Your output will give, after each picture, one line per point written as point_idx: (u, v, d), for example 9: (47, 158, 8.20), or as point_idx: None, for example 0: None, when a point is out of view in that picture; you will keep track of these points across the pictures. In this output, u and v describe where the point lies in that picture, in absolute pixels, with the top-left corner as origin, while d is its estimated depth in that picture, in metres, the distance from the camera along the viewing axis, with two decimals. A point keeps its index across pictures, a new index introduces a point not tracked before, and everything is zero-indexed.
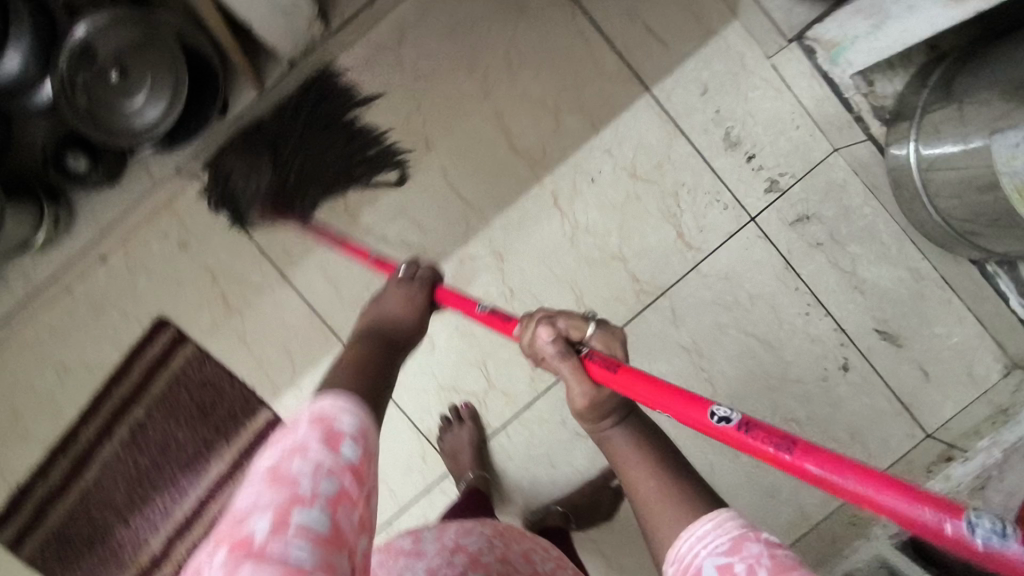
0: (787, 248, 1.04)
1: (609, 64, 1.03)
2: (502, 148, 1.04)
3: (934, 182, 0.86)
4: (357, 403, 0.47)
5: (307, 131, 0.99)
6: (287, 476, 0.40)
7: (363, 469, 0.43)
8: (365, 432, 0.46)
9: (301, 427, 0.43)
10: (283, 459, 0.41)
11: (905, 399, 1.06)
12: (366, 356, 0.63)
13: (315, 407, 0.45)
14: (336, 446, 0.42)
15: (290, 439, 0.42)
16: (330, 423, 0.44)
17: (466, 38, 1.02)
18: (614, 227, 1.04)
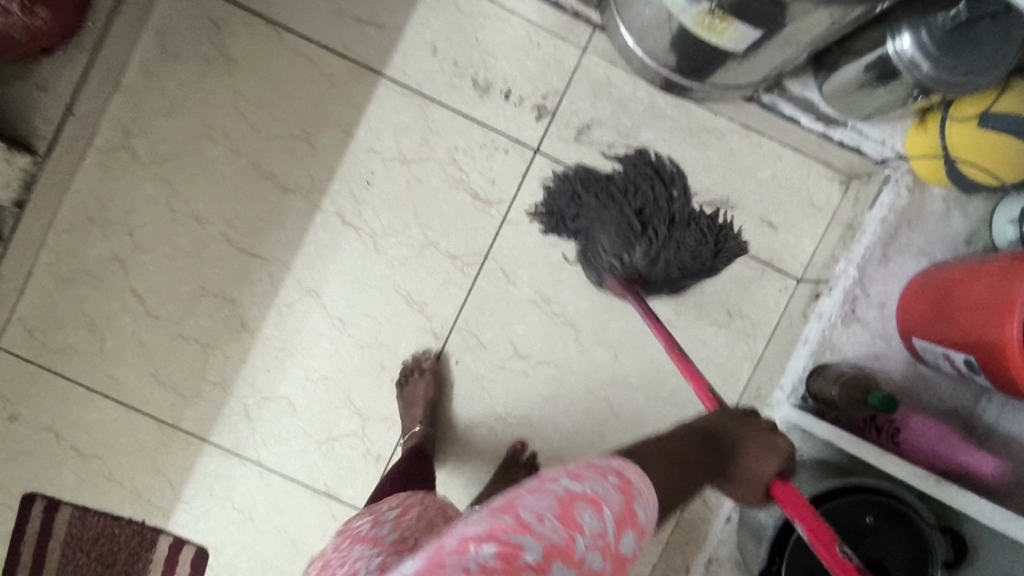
0: (582, 163, 1.00)
1: (334, 67, 0.99)
2: (271, 191, 1.00)
3: (650, 47, 0.85)
4: (650, 488, 0.59)
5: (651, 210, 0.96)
6: (575, 521, 0.51)
7: (626, 559, 0.54)
8: (640, 529, 0.56)
9: (611, 488, 0.55)
10: (582, 500, 0.52)
11: (764, 255, 1.00)
12: (692, 450, 0.68)
13: (628, 476, 0.57)
14: (622, 524, 0.53)
15: (598, 486, 0.54)
16: (628, 502, 0.55)
17: (188, 105, 0.99)
18: (411, 218, 1.00)
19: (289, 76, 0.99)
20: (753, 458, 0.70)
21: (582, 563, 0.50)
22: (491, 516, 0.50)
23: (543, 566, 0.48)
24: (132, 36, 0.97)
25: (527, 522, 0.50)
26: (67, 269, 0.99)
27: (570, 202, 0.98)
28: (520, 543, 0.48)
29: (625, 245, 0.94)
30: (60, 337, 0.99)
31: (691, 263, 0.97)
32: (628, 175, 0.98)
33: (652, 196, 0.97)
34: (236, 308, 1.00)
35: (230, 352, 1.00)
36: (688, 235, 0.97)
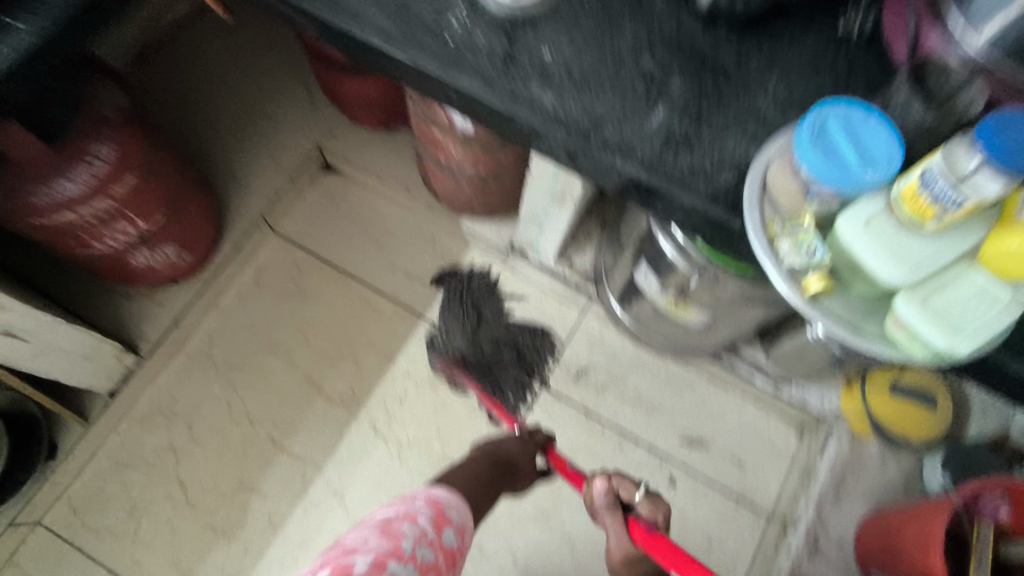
0: (581, 400, 1.20)
1: (387, 309, 1.25)
2: (317, 401, 1.18)
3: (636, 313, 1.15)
4: (456, 497, 0.81)
5: (506, 331, 1.22)
6: (397, 531, 0.71)
7: (450, 549, 0.74)
8: (454, 528, 0.77)
9: (422, 504, 0.76)
10: (398, 520, 0.73)
11: (737, 491, 1.14)
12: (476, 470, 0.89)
13: (434, 494, 0.79)
14: (436, 523, 0.74)
15: (409, 507, 0.76)
16: (437, 510, 0.77)
17: (265, 328, 1.22)
18: (432, 433, 1.17)
19: (350, 312, 1.25)
20: (517, 446, 0.95)
21: (413, 557, 0.69)
22: (332, 555, 0.69)
23: (376, 568, 0.66)
24: (234, 273, 1.24)
25: (356, 548, 0.69)
26: (126, 454, 1.12)
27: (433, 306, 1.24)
28: (350, 561, 0.67)
29: (450, 322, 1.21)
30: (100, 518, 1.09)
31: (494, 369, 1.18)
32: (472, 280, 1.26)
33: (488, 297, 1.24)
34: (265, 502, 1.11)
35: (251, 545, 1.09)
36: (501, 352, 1.19)
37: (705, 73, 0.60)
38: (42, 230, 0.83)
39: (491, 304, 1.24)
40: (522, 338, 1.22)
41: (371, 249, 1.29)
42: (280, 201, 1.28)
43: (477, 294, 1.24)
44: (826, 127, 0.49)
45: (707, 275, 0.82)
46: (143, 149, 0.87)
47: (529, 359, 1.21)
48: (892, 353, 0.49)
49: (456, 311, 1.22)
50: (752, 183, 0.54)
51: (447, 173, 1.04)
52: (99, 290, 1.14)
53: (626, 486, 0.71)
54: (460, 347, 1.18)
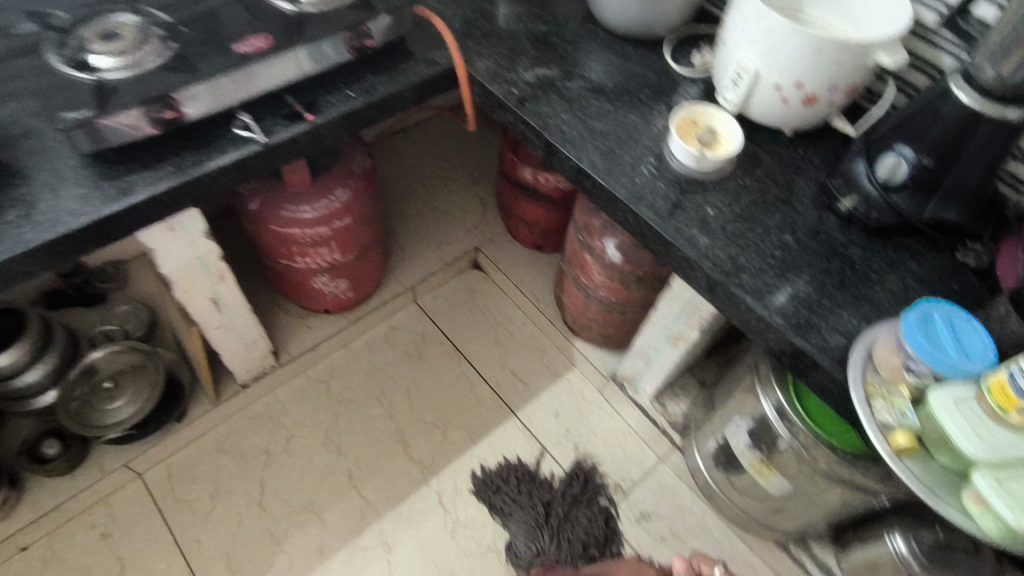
0: (637, 542, 1.21)
1: (485, 396, 1.37)
2: (399, 454, 1.29)
3: (716, 475, 1.19)
4: None
5: (568, 496, 1.24)
6: None
7: None
8: None
9: None
10: None
11: None
12: None
13: None
14: None
15: None
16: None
17: (381, 378, 1.38)
18: (489, 522, 1.22)
19: (453, 388, 1.38)
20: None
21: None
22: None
23: None
24: (372, 324, 1.43)
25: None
26: (230, 444, 1.26)
27: (488, 494, 1.24)
28: None
29: (516, 524, 1.21)
30: (186, 490, 1.20)
31: (591, 543, 1.19)
32: (505, 474, 1.26)
33: (529, 475, 1.27)
34: (323, 530, 1.19)
35: (297, 564, 1.15)
36: (578, 515, 1.22)
37: (835, 258, 0.73)
38: (273, 236, 1.06)
39: (539, 480, 1.26)
40: (589, 491, 1.25)
41: (489, 341, 1.45)
42: (430, 280, 1.49)
43: (523, 473, 1.27)
44: (931, 316, 0.59)
45: (798, 440, 0.88)
46: (363, 202, 1.10)
47: (604, 507, 1.24)
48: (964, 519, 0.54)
49: (517, 502, 1.23)
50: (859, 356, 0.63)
51: (582, 293, 1.21)
52: (269, 303, 1.37)
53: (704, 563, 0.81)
54: (556, 555, 1.17)
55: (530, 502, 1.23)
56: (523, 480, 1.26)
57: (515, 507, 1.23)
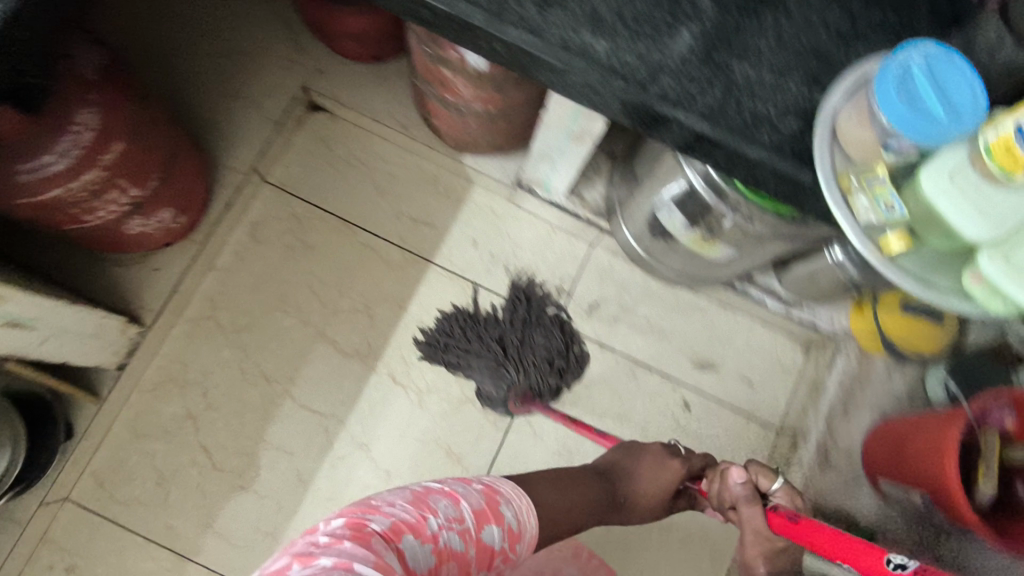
0: (595, 334, 1.22)
1: (394, 256, 1.22)
2: (333, 355, 1.17)
3: (653, 248, 1.16)
4: (510, 497, 0.75)
5: (518, 323, 1.19)
6: (427, 504, 0.68)
7: (487, 549, 0.70)
8: (503, 528, 0.72)
9: (472, 487, 0.73)
10: (437, 493, 0.70)
11: (747, 409, 1.22)
12: (591, 492, 0.88)
13: (486, 488, 0.74)
14: (480, 520, 0.70)
15: (458, 488, 0.72)
16: (489, 503, 0.72)
17: (271, 285, 1.18)
18: (453, 378, 1.18)
19: (355, 262, 1.21)
20: (646, 478, 0.94)
21: (436, 535, 0.66)
22: (292, 544, 0.60)
23: (393, 534, 0.63)
24: (229, 229, 1.18)
25: (381, 510, 0.65)
26: (144, 424, 1.11)
27: (440, 353, 1.17)
28: (368, 518, 0.63)
29: (477, 370, 1.16)
30: (126, 490, 1.08)
31: (554, 356, 1.18)
32: (448, 327, 1.18)
33: (473, 319, 1.19)
34: (293, 459, 1.12)
35: (284, 502, 1.10)
36: (535, 337, 1.18)
37: (764, 11, 0.57)
38: (28, 210, 0.76)
39: (485, 319, 1.19)
40: (535, 307, 1.21)
41: (371, 194, 1.24)
42: (268, 151, 1.20)
43: (467, 319, 1.19)
44: (911, 71, 0.48)
45: (743, 216, 0.83)
46: (126, 112, 0.79)
47: (556, 318, 1.20)
48: (954, 299, 0.53)
49: (471, 349, 1.17)
50: (825, 145, 0.52)
51: (455, 112, 0.99)
52: (91, 261, 1.09)
53: (766, 477, 0.85)
54: (529, 383, 1.16)
55: (484, 343, 1.17)
56: (468, 328, 1.18)
57: (471, 354, 1.17)
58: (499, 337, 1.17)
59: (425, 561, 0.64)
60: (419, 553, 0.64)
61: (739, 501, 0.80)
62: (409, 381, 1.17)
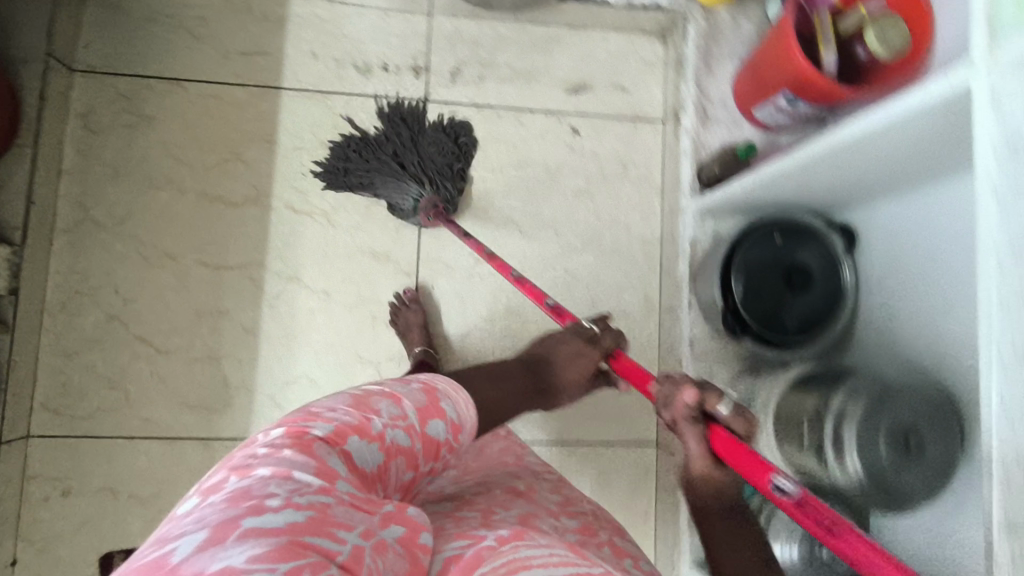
0: (466, 96, 1.22)
1: (240, 96, 1.17)
2: (225, 210, 1.15)
3: None
4: (458, 392, 0.69)
5: (409, 137, 1.15)
6: (370, 407, 0.60)
7: (435, 446, 0.63)
8: (451, 424, 0.65)
9: (414, 387, 0.65)
10: (378, 396, 0.62)
11: (630, 112, 1.26)
12: (519, 382, 0.82)
13: (431, 386, 0.67)
14: (425, 417, 0.63)
15: (400, 390, 0.64)
16: (432, 398, 0.65)
17: (132, 170, 1.14)
18: (349, 188, 1.18)
19: (204, 116, 1.16)
20: (568, 366, 0.89)
21: (380, 437, 0.58)
22: (226, 460, 0.53)
23: (335, 438, 0.55)
24: (59, 130, 1.11)
25: (316, 416, 0.57)
26: (70, 344, 1.10)
27: (341, 178, 1.14)
28: (308, 425, 0.55)
29: (375, 180, 1.13)
30: (85, 406, 1.10)
31: (453, 159, 1.15)
32: (342, 152, 1.14)
33: (366, 138, 1.14)
34: (232, 316, 1.14)
35: (241, 356, 1.14)
36: (429, 147, 1.14)
37: None
38: None
39: (376, 138, 1.15)
40: (413, 124, 1.16)
41: (188, 42, 1.17)
42: (62, 30, 1.09)
43: (358, 142, 1.14)
44: None
45: None
46: None
47: (447, 130, 1.17)
48: None
49: (369, 166, 1.13)
50: None
51: None
52: None
53: (714, 398, 0.66)
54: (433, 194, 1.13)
55: (375, 158, 1.13)
56: (363, 148, 1.14)
57: (371, 171, 1.13)
58: (395, 148, 1.14)
59: (372, 460, 0.57)
60: (365, 453, 0.57)
61: (681, 429, 0.68)
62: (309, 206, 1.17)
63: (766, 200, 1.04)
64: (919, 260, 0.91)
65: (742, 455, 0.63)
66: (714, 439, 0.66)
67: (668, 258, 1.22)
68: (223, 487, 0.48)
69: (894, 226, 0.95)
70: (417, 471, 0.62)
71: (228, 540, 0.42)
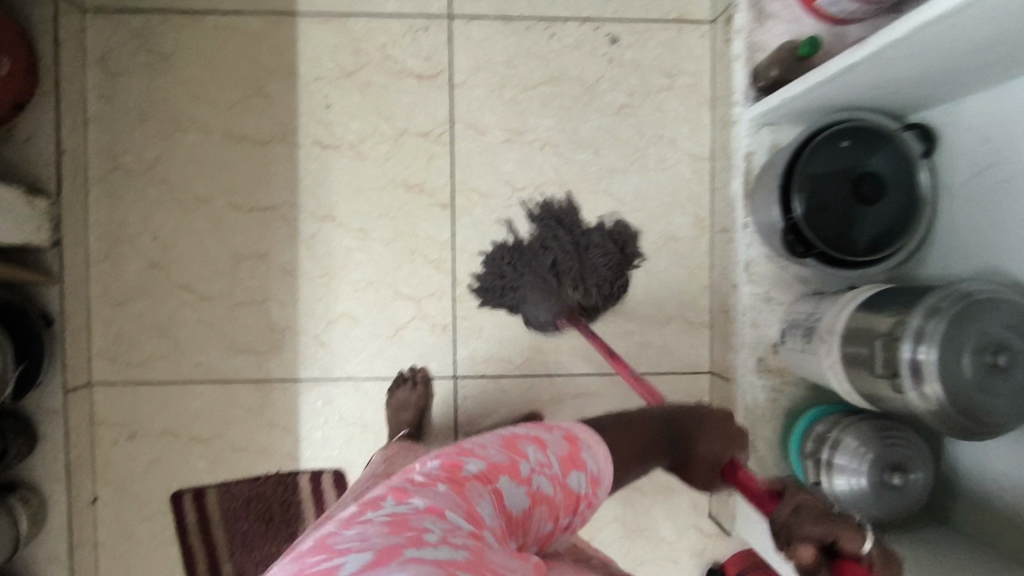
0: (493, 8, 1.13)
1: (255, 25, 1.11)
2: (252, 151, 1.12)
3: None
4: (599, 446, 0.70)
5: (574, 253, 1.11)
6: (518, 449, 0.65)
7: (574, 496, 0.66)
8: (592, 476, 0.67)
9: (557, 433, 0.69)
10: (528, 440, 0.66)
11: (674, 14, 1.15)
12: (649, 435, 0.76)
13: (574, 434, 0.69)
14: (568, 467, 0.66)
15: (547, 436, 0.68)
16: (574, 444, 0.68)
17: (156, 112, 1.10)
18: (377, 119, 1.12)
19: (221, 51, 1.11)
20: (705, 442, 0.76)
21: (523, 484, 0.62)
22: (391, 479, 0.60)
23: (484, 477, 0.60)
24: (80, 76, 1.08)
25: (468, 457, 0.62)
26: (118, 293, 1.11)
27: (495, 295, 1.13)
28: (464, 460, 0.62)
29: (540, 306, 1.08)
30: (140, 352, 1.12)
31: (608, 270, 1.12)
32: (496, 267, 1.12)
33: (523, 253, 1.11)
34: (269, 259, 1.13)
35: (283, 299, 1.13)
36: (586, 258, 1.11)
37: None
38: None
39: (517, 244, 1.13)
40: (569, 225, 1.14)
41: None
42: None
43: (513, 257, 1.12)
44: None
45: None
46: None
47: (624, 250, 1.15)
48: None
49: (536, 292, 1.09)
50: None
51: None
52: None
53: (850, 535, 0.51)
54: (582, 301, 1.08)
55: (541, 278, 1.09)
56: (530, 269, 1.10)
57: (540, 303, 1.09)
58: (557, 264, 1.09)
59: (520, 503, 0.61)
60: (514, 494, 0.61)
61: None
62: (337, 140, 1.12)
63: (835, 103, 0.93)
64: (1020, 155, 0.79)
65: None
66: None
67: (720, 175, 1.13)
68: (381, 507, 0.54)
69: (986, 119, 0.84)
70: (557, 521, 0.65)
71: (390, 564, 0.47)
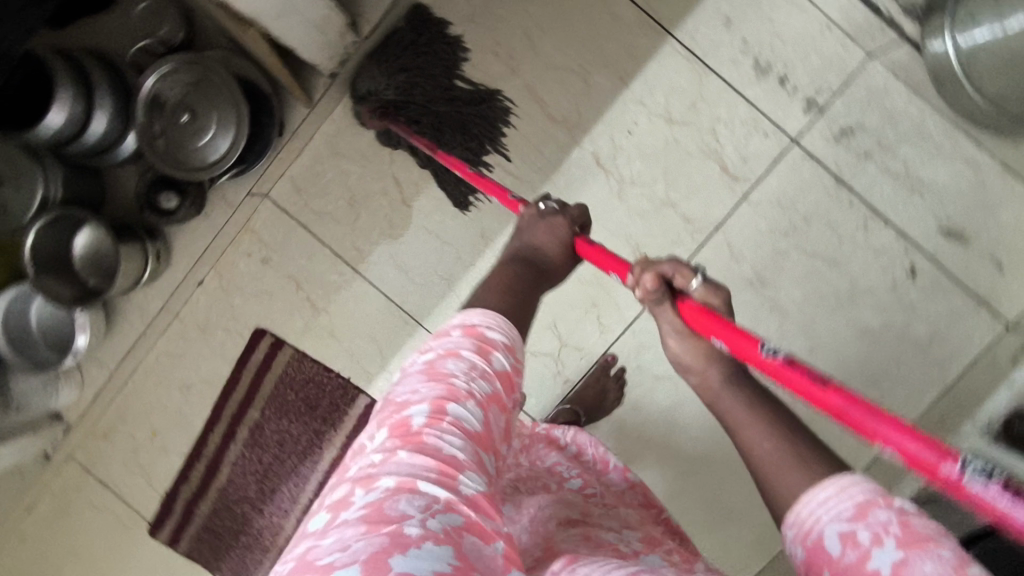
0: (835, 163, 1.05)
1: (627, 16, 1.05)
2: (538, 117, 1.07)
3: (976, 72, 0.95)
4: (497, 318, 0.54)
5: (441, 58, 1.05)
6: (442, 371, 0.47)
7: (512, 377, 0.50)
8: (513, 351, 0.52)
9: (459, 332, 0.51)
10: (440, 358, 0.49)
11: (984, 295, 1.04)
12: (512, 278, 0.68)
13: (473, 320, 0.52)
14: (484, 353, 0.49)
15: (446, 344, 0.50)
16: (480, 333, 0.51)
17: (491, 23, 1.07)
18: (659, 174, 1.07)
19: (583, 17, 1.06)
20: (544, 233, 0.75)
21: (473, 395, 0.46)
22: (343, 471, 0.46)
23: (433, 419, 0.45)
24: None
25: (405, 401, 0.47)
26: (341, 144, 1.10)
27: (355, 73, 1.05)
28: (404, 416, 0.46)
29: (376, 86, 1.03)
30: (320, 202, 1.12)
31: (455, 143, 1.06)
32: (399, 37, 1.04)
33: (440, 55, 1.05)
34: (478, 212, 1.10)
35: (463, 252, 1.11)
36: (444, 123, 1.05)
37: None
38: None
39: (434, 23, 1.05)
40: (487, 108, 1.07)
41: None
42: None
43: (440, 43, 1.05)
44: None
45: None
46: None
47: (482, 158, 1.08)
48: None
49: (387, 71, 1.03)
50: None
51: None
52: None
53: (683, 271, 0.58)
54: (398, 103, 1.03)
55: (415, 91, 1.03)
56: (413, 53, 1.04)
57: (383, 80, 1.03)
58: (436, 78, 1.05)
59: (477, 423, 0.46)
60: (466, 413, 0.45)
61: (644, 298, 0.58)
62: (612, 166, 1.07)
63: None
64: None
65: (714, 318, 0.54)
66: (697, 320, 0.55)
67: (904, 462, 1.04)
68: (353, 502, 0.42)
69: None
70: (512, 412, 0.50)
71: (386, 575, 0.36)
